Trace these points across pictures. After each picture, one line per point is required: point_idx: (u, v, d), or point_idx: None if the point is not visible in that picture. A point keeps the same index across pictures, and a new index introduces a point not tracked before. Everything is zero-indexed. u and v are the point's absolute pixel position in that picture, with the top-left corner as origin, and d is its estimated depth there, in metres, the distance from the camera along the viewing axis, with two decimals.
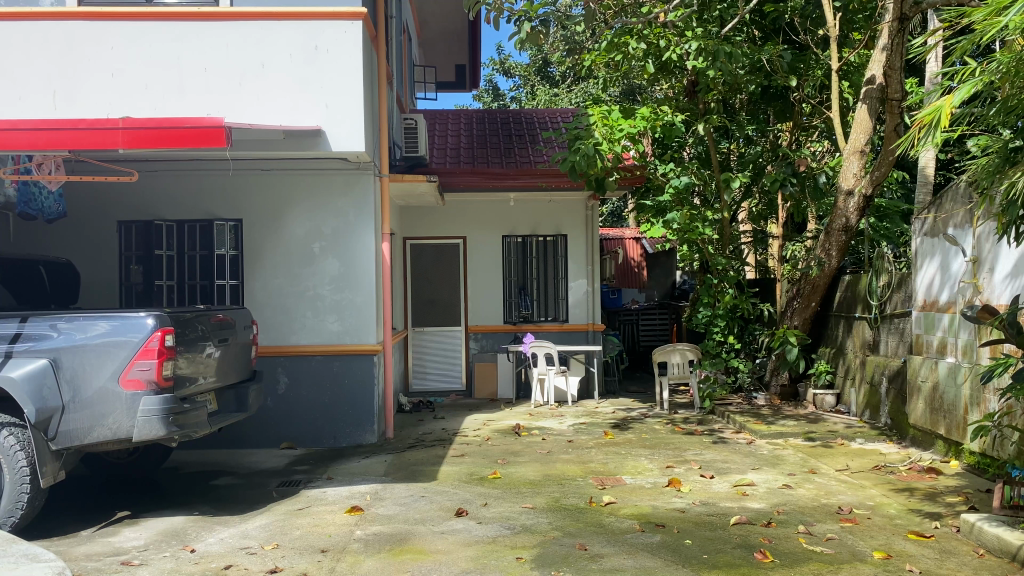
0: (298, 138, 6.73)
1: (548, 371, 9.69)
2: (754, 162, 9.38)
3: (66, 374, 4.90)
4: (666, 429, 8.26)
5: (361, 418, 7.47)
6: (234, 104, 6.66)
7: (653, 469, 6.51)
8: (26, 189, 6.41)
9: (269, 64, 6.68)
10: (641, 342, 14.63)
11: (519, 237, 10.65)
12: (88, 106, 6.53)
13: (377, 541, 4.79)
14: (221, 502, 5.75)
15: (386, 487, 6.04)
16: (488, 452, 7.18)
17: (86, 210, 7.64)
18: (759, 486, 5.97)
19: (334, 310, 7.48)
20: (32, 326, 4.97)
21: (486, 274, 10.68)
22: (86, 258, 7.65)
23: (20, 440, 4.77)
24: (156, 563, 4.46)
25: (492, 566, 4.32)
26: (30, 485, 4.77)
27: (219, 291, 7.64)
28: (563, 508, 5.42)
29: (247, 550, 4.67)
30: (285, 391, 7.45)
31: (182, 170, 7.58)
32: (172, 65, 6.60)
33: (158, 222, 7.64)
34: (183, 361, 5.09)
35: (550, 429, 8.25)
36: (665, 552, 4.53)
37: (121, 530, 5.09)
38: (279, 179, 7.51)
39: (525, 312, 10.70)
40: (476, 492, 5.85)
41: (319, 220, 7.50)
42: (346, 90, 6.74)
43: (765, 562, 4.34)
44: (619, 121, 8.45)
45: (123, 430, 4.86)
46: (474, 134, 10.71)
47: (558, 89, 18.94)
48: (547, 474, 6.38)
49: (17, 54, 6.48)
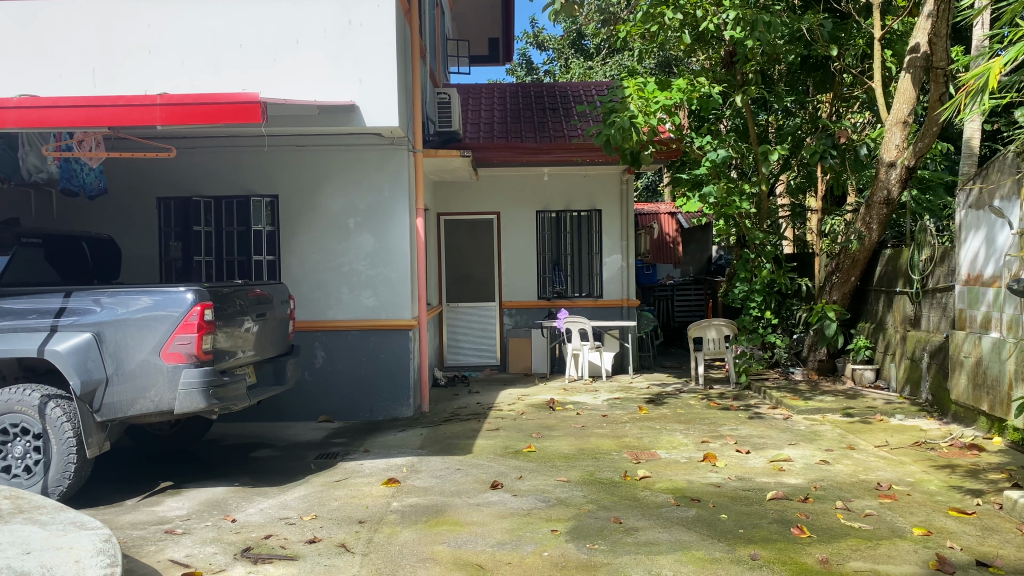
0: (332, 113, 6.75)
1: (583, 346, 9.67)
2: (792, 135, 9.22)
3: (109, 348, 4.99)
4: (701, 404, 8.23)
5: (397, 392, 7.55)
6: (271, 80, 6.69)
7: (687, 444, 6.48)
8: (67, 167, 6.45)
9: (302, 40, 6.69)
10: (676, 318, 14.56)
11: (553, 212, 10.60)
12: (126, 82, 6.61)
13: (413, 513, 4.84)
14: (260, 474, 5.86)
15: (421, 460, 6.11)
16: (521, 426, 7.22)
17: (125, 186, 7.76)
18: (795, 461, 5.91)
19: (370, 285, 7.54)
20: (75, 302, 5.08)
21: (520, 250, 10.65)
22: (128, 233, 7.79)
23: (66, 411, 4.91)
24: (198, 532, 4.56)
25: (527, 538, 4.36)
26: (76, 456, 4.90)
27: (257, 267, 7.72)
28: (598, 481, 5.43)
29: (286, 521, 4.75)
30: (322, 365, 7.53)
31: (218, 147, 7.63)
32: (207, 41, 6.63)
33: (196, 199, 7.73)
34: (222, 335, 5.18)
35: (585, 404, 8.25)
36: (701, 526, 4.52)
37: (164, 500, 5.20)
38: (313, 155, 7.56)
39: (559, 288, 10.69)
40: (512, 466, 5.88)
41: (354, 196, 7.53)
42: (380, 64, 6.72)
43: (803, 537, 4.31)
44: (654, 92, 8.28)
45: (165, 402, 4.96)
46: (508, 108, 10.64)
47: (592, 62, 18.76)
48: (581, 448, 6.38)
49: (56, 33, 6.56)
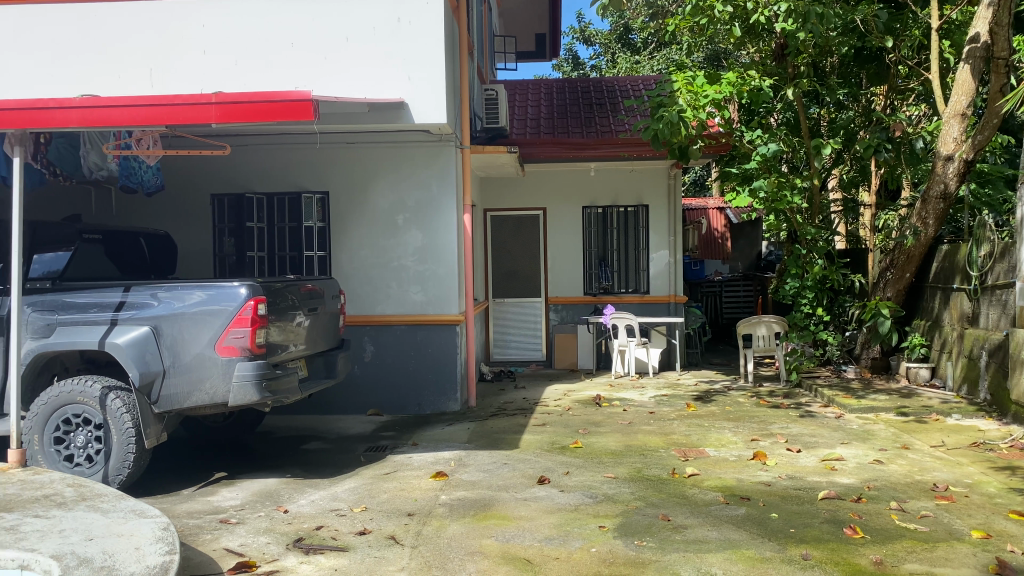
0: (382, 110, 6.81)
1: (629, 343, 9.63)
2: (846, 128, 9.03)
3: (166, 341, 5.12)
4: (750, 401, 8.13)
5: (444, 386, 7.60)
6: (322, 78, 6.78)
7: (736, 442, 6.40)
8: (126, 164, 6.63)
9: (352, 38, 6.76)
10: (724, 314, 14.41)
11: (600, 208, 10.56)
12: (182, 81, 6.76)
13: (461, 506, 4.88)
14: (311, 466, 5.96)
15: (469, 454, 6.14)
16: (568, 422, 7.21)
17: (181, 183, 7.95)
18: (847, 461, 5.81)
19: (418, 281, 7.61)
20: (134, 296, 5.22)
21: (567, 246, 10.63)
22: (184, 229, 7.97)
23: (126, 403, 5.05)
24: (252, 522, 4.66)
25: (575, 534, 4.36)
26: (135, 446, 5.03)
27: (308, 262, 7.84)
28: (645, 478, 5.40)
29: (337, 513, 4.82)
30: (371, 359, 7.62)
31: (271, 145, 7.77)
32: (260, 40, 6.75)
33: (249, 195, 7.87)
34: (275, 329, 5.28)
35: (631, 401, 8.21)
36: (751, 525, 4.47)
37: (219, 491, 5.32)
38: (363, 152, 7.64)
39: (605, 284, 10.60)
40: (558, 461, 5.89)
41: (403, 192, 7.60)
42: (428, 61, 6.76)
43: (856, 538, 4.24)
44: (703, 86, 8.18)
45: (219, 394, 5.06)
46: (555, 103, 10.62)
47: (639, 56, 18.61)
48: (629, 445, 6.36)
49: (115, 34, 6.74)
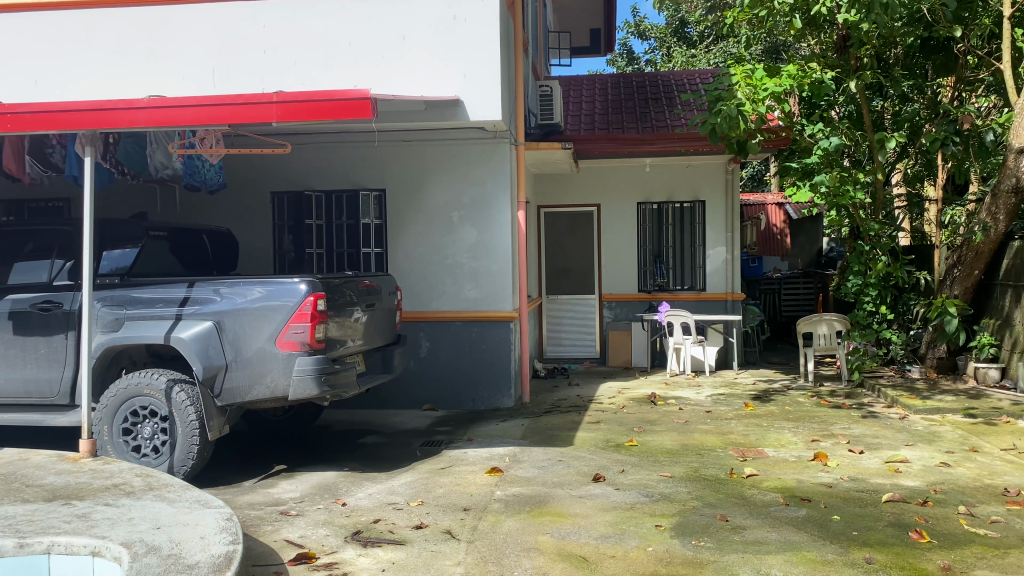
0: (438, 108, 6.84)
1: (685, 341, 9.48)
2: (911, 121, 8.77)
3: (229, 335, 5.23)
4: (810, 401, 7.97)
5: (499, 382, 7.62)
6: (379, 76, 6.85)
7: (796, 442, 6.28)
8: (190, 163, 6.79)
9: (409, 36, 6.81)
10: (782, 312, 14.09)
11: (655, 204, 10.46)
12: (244, 81, 6.90)
13: (517, 502, 4.88)
14: (368, 459, 6.03)
15: (524, 451, 6.15)
16: (623, 420, 7.16)
17: (242, 182, 8.12)
18: (912, 463, 5.65)
19: (472, 277, 7.64)
20: (197, 291, 5.33)
21: (622, 243, 10.55)
22: (245, 227, 8.15)
23: (190, 395, 5.19)
24: (311, 514, 4.74)
25: (632, 532, 4.33)
26: (198, 438, 5.17)
27: (366, 259, 7.96)
28: (703, 478, 5.34)
29: (394, 506, 4.87)
30: (427, 355, 7.69)
31: (329, 143, 7.88)
32: (319, 40, 6.84)
33: (308, 193, 8.01)
34: (333, 325, 5.36)
35: (688, 399, 8.12)
36: (811, 527, 4.38)
37: (279, 483, 5.43)
38: (419, 149, 7.71)
39: (661, 281, 10.54)
40: (614, 459, 5.85)
41: (458, 189, 7.64)
42: (484, 58, 6.77)
43: (922, 542, 4.12)
44: (763, 79, 8.02)
45: (280, 388, 5.15)
46: (609, 99, 10.55)
47: (696, 50, 18.37)
48: (685, 444, 6.29)
49: (180, 36, 6.91)
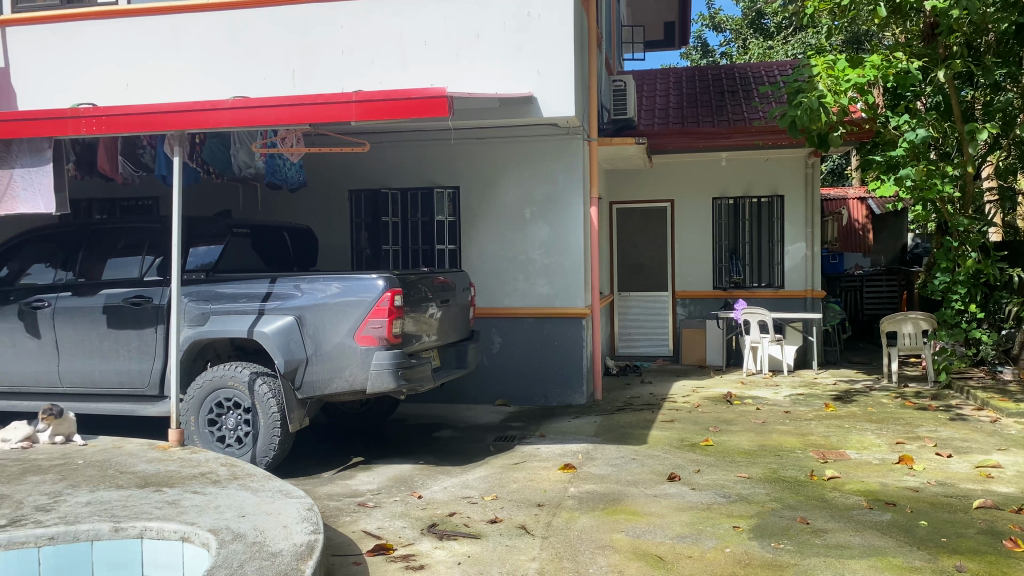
0: (512, 105, 6.85)
1: (762, 339, 9.31)
2: (1004, 111, 8.39)
3: (309, 330, 5.36)
4: (894, 402, 7.71)
5: (571, 379, 7.60)
6: (453, 74, 6.91)
7: (879, 445, 6.08)
8: (272, 163, 6.97)
9: (483, 34, 6.85)
10: (865, 311, 13.74)
11: (731, 199, 10.27)
12: (322, 82, 7.06)
13: (591, 499, 4.87)
14: (443, 453, 6.10)
15: (597, 448, 6.12)
16: (699, 419, 7.07)
17: (320, 180, 8.31)
18: (1005, 468, 5.41)
19: (545, 274, 7.64)
20: (279, 287, 5.50)
21: (696, 239, 10.39)
22: (323, 224, 8.34)
23: (272, 388, 5.33)
24: (388, 506, 4.82)
25: (708, 533, 4.27)
26: (280, 430, 5.32)
27: (440, 255, 8.05)
28: (782, 479, 5.22)
29: (469, 500, 4.91)
30: (499, 351, 7.73)
31: (405, 141, 7.99)
32: (395, 40, 6.95)
33: (385, 190, 8.13)
34: (410, 320, 5.44)
35: (765, 399, 7.95)
36: (897, 532, 4.24)
37: (357, 474, 5.54)
38: (492, 146, 7.74)
39: (737, 278, 10.35)
40: (689, 458, 5.78)
41: (531, 186, 7.64)
42: (558, 54, 6.74)
43: (1017, 551, 3.94)
44: (846, 70, 7.80)
45: (358, 382, 5.25)
46: (684, 92, 10.39)
47: (773, 41, 17.96)
48: (763, 444, 6.17)
49: (262, 39, 7.11)
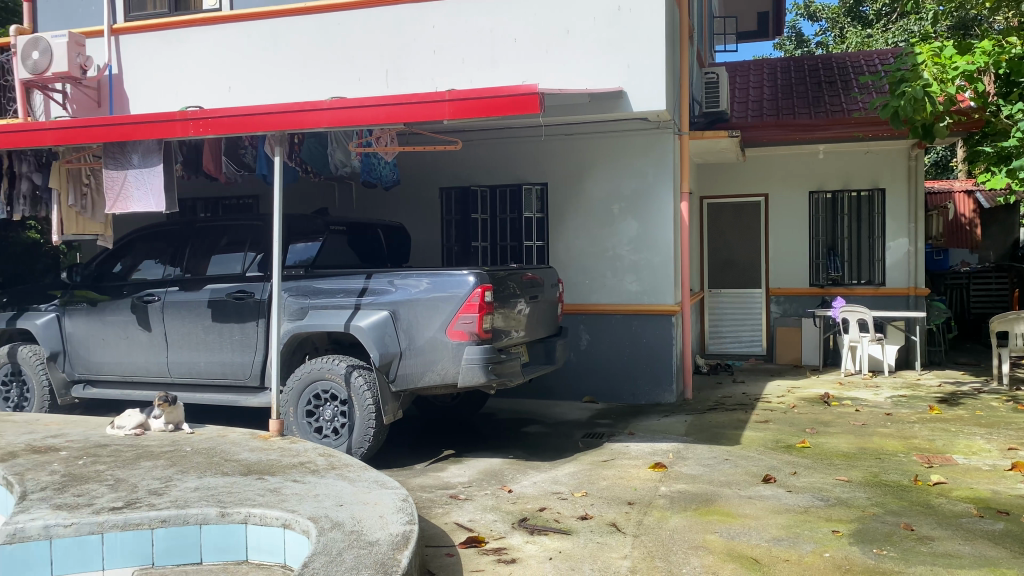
0: (602, 100, 6.80)
1: (862, 338, 8.98)
2: None
3: (403, 325, 5.46)
4: (1006, 406, 7.32)
5: (661, 377, 7.51)
6: (542, 70, 6.90)
7: (989, 450, 5.79)
8: (368, 161, 7.15)
9: (572, 29, 6.82)
10: (971, 310, 13.07)
11: (829, 193, 9.95)
12: (415, 81, 7.18)
13: (683, 499, 4.80)
14: (532, 448, 6.13)
15: (688, 447, 6.03)
16: (794, 420, 6.88)
17: (412, 178, 8.45)
18: None
19: (633, 270, 7.57)
20: (375, 283, 5.64)
21: (791, 235, 10.12)
22: (415, 221, 8.48)
23: (367, 380, 5.46)
24: (479, 499, 4.87)
25: (806, 536, 4.15)
26: (375, 421, 5.44)
27: (528, 252, 8.07)
28: (883, 483, 5.03)
29: (559, 496, 4.92)
30: (587, 347, 7.71)
31: (494, 139, 8.06)
32: (485, 38, 7.00)
33: (474, 187, 8.21)
34: (499, 316, 5.48)
35: (865, 401, 7.67)
36: (1010, 542, 4.03)
37: (448, 467, 5.62)
38: (581, 142, 7.72)
39: (834, 275, 10.00)
40: (784, 460, 5.63)
41: (620, 181, 7.59)
42: (649, 47, 6.66)
43: None
44: (953, 57, 7.45)
45: (450, 375, 5.32)
46: (779, 84, 10.12)
47: (872, 29, 17.29)
48: (863, 447, 5.96)
49: (357, 40, 7.29)
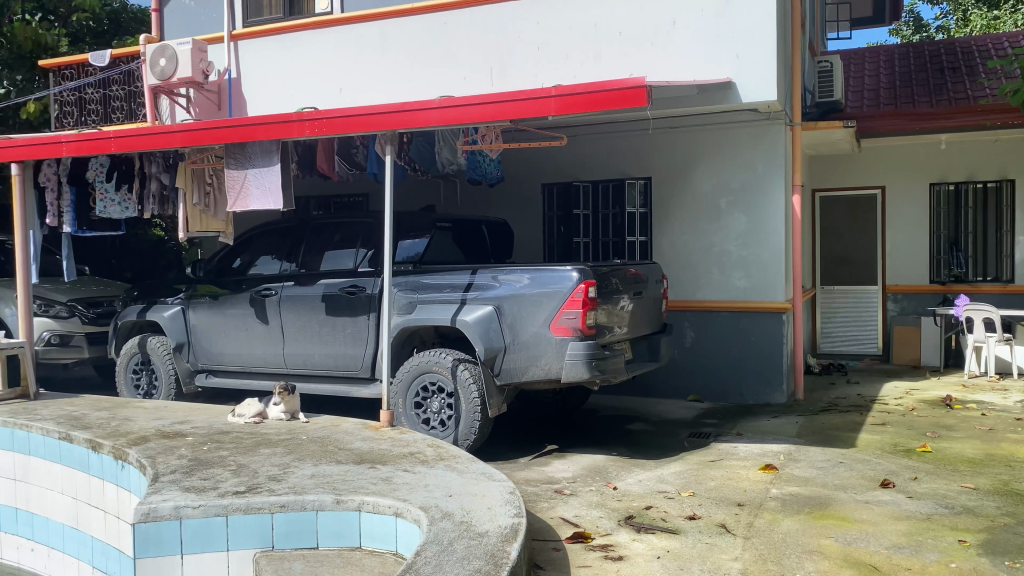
0: (710, 92, 6.66)
1: (988, 339, 8.46)
2: None
3: (507, 320, 5.51)
4: None
5: (770, 376, 7.32)
6: (648, 63, 6.82)
7: None
8: (473, 158, 7.24)
9: (679, 20, 6.71)
10: None
11: (952, 183, 9.49)
12: (519, 78, 7.22)
13: (795, 502, 4.67)
14: (637, 446, 6.08)
15: (800, 449, 5.85)
16: (914, 423, 6.57)
17: (515, 174, 8.51)
18: None
19: (740, 266, 7.41)
20: (479, 278, 5.70)
21: (909, 229, 9.67)
22: (518, 216, 8.54)
23: (473, 373, 5.55)
24: (584, 495, 4.87)
25: (929, 545, 3.96)
26: (480, 414, 5.51)
27: (631, 247, 7.99)
28: (1014, 492, 4.75)
29: (666, 495, 4.87)
30: (692, 345, 7.58)
31: (598, 134, 8.02)
32: (590, 33, 6.98)
33: (577, 183, 8.20)
34: (602, 312, 5.45)
35: (992, 404, 7.25)
36: None
37: (553, 462, 5.64)
38: (686, 135, 7.59)
39: (957, 272, 9.52)
40: (904, 465, 5.39)
41: (727, 175, 7.42)
42: (759, 36, 6.48)
43: None
44: None
45: (554, 371, 5.34)
46: (897, 71, 9.67)
47: (1000, 10, 16.29)
48: (990, 453, 5.63)
49: (463, 39, 7.39)
